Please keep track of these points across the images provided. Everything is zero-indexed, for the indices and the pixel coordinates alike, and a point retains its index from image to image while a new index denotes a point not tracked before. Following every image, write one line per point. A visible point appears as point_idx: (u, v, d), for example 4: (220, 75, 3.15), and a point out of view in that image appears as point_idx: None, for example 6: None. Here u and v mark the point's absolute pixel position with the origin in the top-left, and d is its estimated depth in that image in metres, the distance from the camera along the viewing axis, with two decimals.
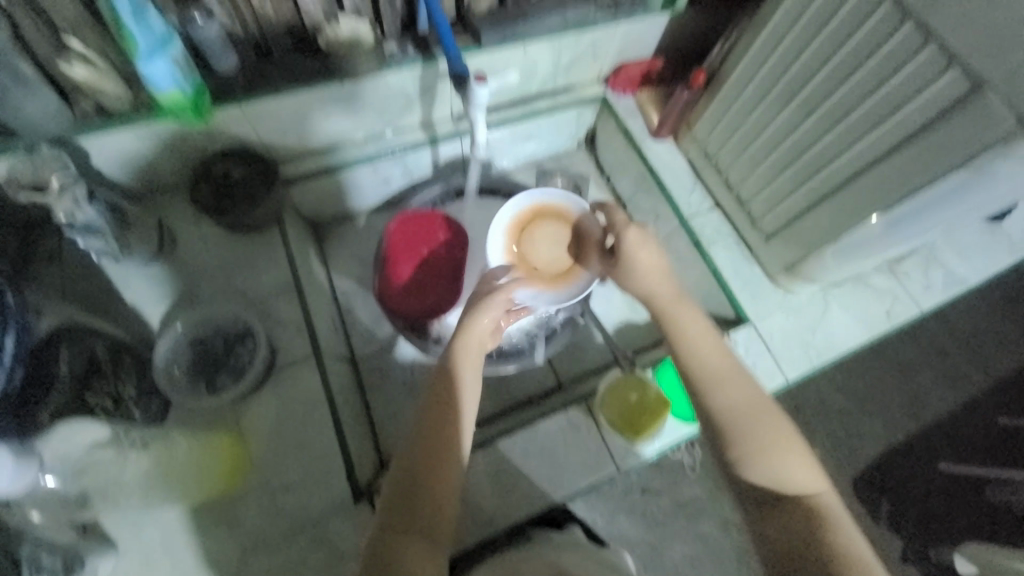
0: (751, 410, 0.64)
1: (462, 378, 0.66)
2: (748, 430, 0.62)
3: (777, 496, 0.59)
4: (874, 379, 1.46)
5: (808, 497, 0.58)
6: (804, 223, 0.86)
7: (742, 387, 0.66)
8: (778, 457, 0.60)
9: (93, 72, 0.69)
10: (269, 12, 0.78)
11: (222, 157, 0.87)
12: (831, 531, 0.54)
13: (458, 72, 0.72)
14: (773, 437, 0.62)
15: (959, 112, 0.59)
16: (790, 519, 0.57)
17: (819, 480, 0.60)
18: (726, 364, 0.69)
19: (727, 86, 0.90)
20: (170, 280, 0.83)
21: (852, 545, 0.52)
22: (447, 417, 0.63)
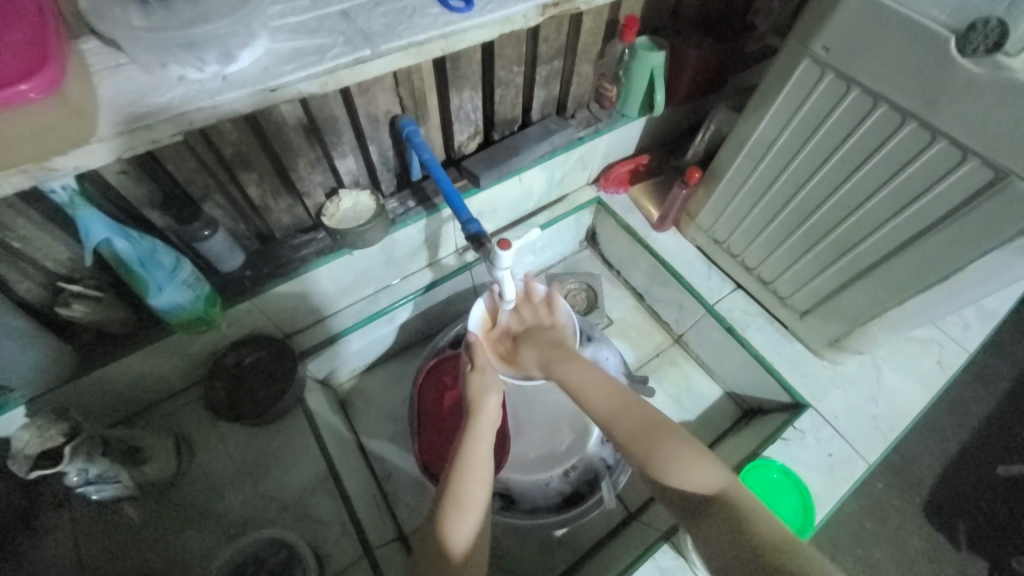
0: (647, 429, 0.60)
1: (468, 470, 0.63)
2: (644, 450, 0.58)
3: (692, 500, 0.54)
4: (934, 408, 1.40)
5: (721, 495, 0.53)
6: (840, 300, 0.84)
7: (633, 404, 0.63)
8: (674, 462, 0.56)
9: (93, 305, 0.65)
10: (271, 206, 0.76)
11: (233, 348, 0.82)
12: (746, 530, 0.49)
13: (475, 234, 0.72)
14: (670, 444, 0.58)
15: (990, 196, 0.59)
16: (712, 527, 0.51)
17: (724, 477, 0.54)
18: (606, 386, 0.65)
19: (723, 181, 0.91)
20: (195, 501, 0.77)
21: (768, 537, 0.48)
22: (459, 515, 0.60)
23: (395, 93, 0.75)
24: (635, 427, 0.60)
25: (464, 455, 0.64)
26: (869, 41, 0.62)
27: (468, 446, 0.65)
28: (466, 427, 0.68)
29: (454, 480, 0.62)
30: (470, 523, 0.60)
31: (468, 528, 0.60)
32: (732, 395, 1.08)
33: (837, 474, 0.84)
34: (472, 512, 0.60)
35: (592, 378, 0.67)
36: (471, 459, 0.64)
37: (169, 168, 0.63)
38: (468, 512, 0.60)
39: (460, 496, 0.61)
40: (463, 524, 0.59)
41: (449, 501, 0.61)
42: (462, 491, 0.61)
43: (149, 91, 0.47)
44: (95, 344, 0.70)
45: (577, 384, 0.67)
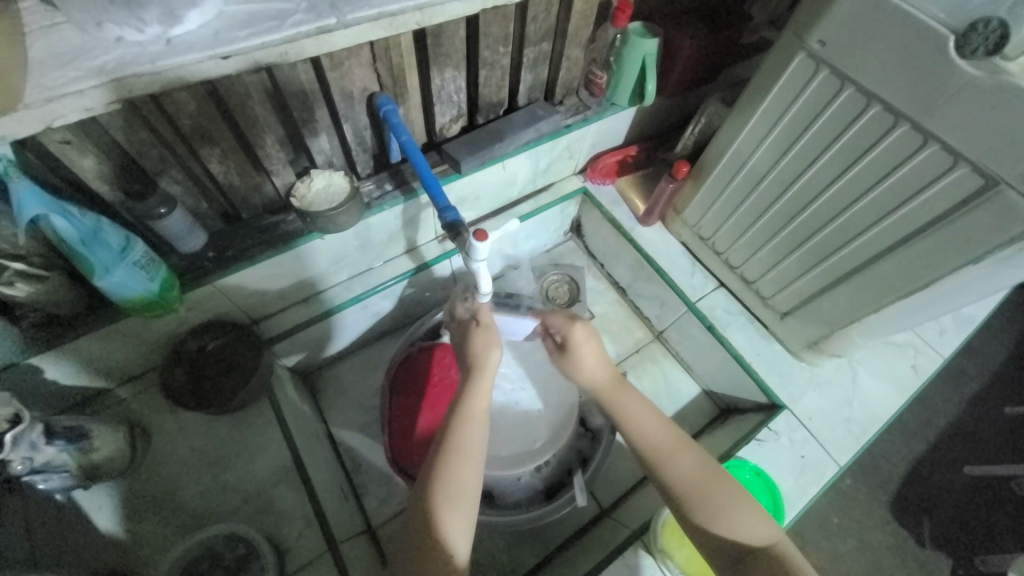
0: (710, 480, 0.61)
1: (471, 416, 0.61)
2: (707, 500, 0.60)
3: (742, 549, 0.56)
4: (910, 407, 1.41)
5: (772, 547, 0.56)
6: (822, 302, 0.83)
7: (696, 456, 0.63)
8: (735, 518, 0.58)
9: (38, 285, 0.61)
10: (236, 184, 0.72)
11: (194, 333, 0.78)
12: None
13: (452, 222, 0.69)
14: (734, 499, 0.60)
15: (977, 205, 0.58)
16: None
17: (774, 530, 0.58)
18: (670, 429, 0.65)
19: (711, 176, 0.89)
20: (149, 492, 0.73)
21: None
22: (465, 454, 0.58)
23: (371, 68, 0.70)
24: (699, 484, 0.61)
25: (464, 404, 0.62)
26: (866, 37, 0.60)
27: (470, 397, 0.62)
28: (467, 379, 0.65)
29: (456, 426, 0.59)
30: (471, 471, 0.57)
31: (472, 480, 0.57)
32: (709, 393, 1.08)
33: (807, 476, 0.84)
34: (473, 459, 0.58)
35: (652, 418, 0.66)
36: (472, 408, 0.61)
37: (119, 139, 0.58)
38: (472, 459, 0.57)
39: (462, 443, 0.58)
40: (464, 473, 0.56)
41: (451, 446, 0.58)
42: (463, 437, 0.59)
43: (80, 54, 0.43)
44: (40, 326, 0.65)
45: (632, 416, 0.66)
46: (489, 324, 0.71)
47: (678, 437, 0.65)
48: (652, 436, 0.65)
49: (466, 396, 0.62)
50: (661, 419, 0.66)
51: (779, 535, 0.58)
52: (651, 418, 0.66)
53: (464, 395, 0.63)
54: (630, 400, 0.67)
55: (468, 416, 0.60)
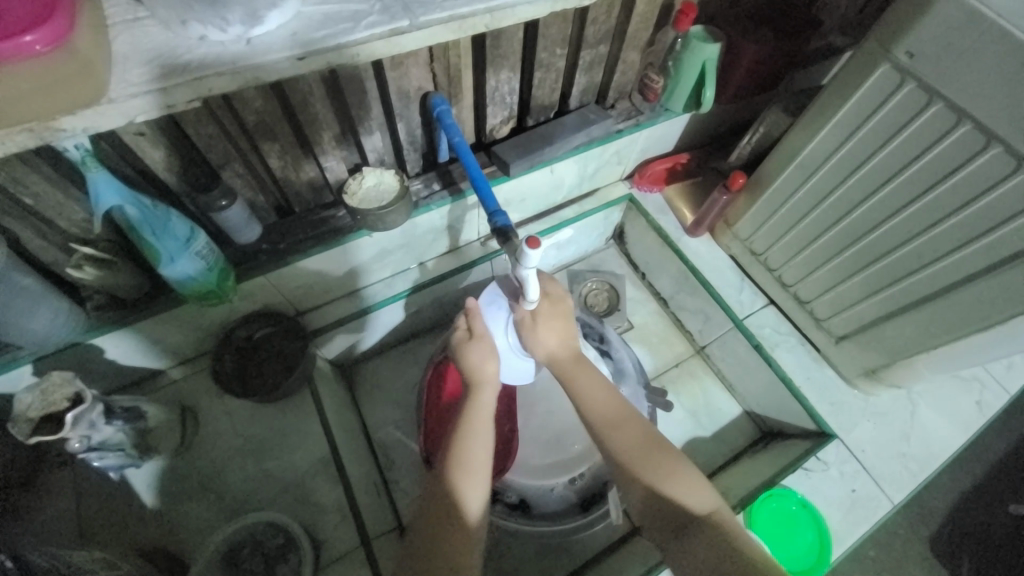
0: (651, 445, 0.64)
1: (472, 433, 0.63)
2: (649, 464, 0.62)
3: (685, 517, 0.58)
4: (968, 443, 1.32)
5: (712, 514, 0.58)
6: (884, 329, 0.79)
7: (642, 426, 0.66)
8: (678, 485, 0.60)
9: (105, 269, 0.63)
10: (291, 179, 0.73)
11: (244, 322, 0.80)
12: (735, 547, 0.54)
13: (502, 227, 0.68)
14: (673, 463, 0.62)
15: None
16: (704, 545, 0.55)
17: (713, 500, 0.60)
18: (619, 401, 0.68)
19: (769, 189, 0.85)
20: (197, 474, 0.76)
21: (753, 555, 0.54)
22: (466, 470, 0.61)
23: (429, 68, 0.70)
24: (644, 451, 0.63)
25: (466, 422, 0.65)
26: (959, 51, 0.56)
27: (471, 415, 0.65)
28: (470, 397, 0.67)
29: (459, 441, 0.63)
30: (474, 485, 0.61)
31: (476, 492, 0.61)
32: (751, 414, 1.04)
33: (858, 512, 0.80)
34: (476, 474, 0.61)
35: (601, 390, 0.68)
36: (473, 425, 0.64)
37: (188, 132, 0.59)
38: (475, 475, 0.61)
39: (463, 460, 0.62)
40: (467, 489, 0.60)
41: (453, 463, 0.62)
42: (465, 453, 0.62)
43: (164, 51, 0.44)
44: (106, 308, 0.68)
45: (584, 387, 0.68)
46: (482, 335, 0.70)
47: (626, 411, 0.67)
48: (601, 407, 0.67)
49: (467, 414, 0.65)
50: (612, 393, 0.69)
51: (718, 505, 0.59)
52: (603, 390, 0.69)
53: (466, 413, 0.66)
54: (585, 376, 0.69)
55: (471, 435, 0.63)
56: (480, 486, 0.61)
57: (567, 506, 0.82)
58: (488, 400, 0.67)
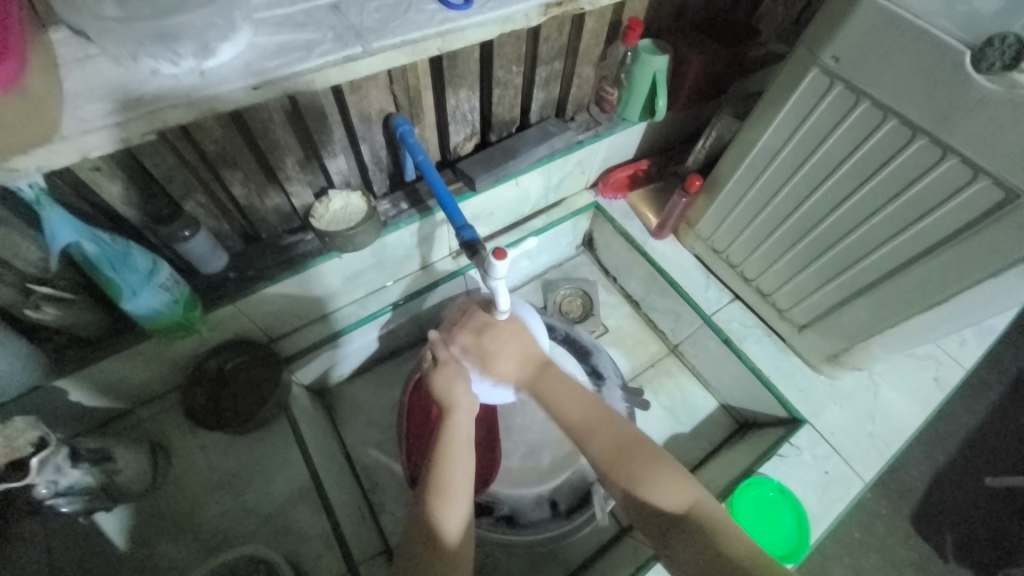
0: (624, 446, 0.62)
1: (451, 461, 0.63)
2: (621, 466, 0.60)
3: (663, 513, 0.56)
4: (934, 420, 1.38)
5: (692, 511, 0.56)
6: (840, 314, 0.83)
7: (615, 425, 0.64)
8: (654, 485, 0.58)
9: (65, 308, 0.62)
10: (257, 206, 0.73)
11: (215, 353, 0.79)
12: (715, 542, 0.53)
13: (469, 241, 0.69)
14: (643, 463, 0.60)
15: (999, 218, 0.58)
16: (687, 540, 0.54)
17: (695, 492, 0.58)
18: (591, 404, 0.66)
19: (724, 189, 0.89)
20: (172, 513, 0.73)
21: (733, 548, 0.52)
22: (444, 496, 0.60)
23: (389, 91, 0.72)
24: (616, 451, 0.61)
25: (445, 446, 0.64)
26: (880, 53, 0.60)
27: (449, 439, 0.65)
28: (444, 420, 0.67)
29: (438, 466, 0.62)
30: (453, 512, 0.60)
31: (456, 518, 0.60)
32: (727, 406, 1.07)
33: (832, 492, 0.83)
34: (457, 499, 0.61)
35: (572, 396, 0.67)
36: (453, 449, 0.64)
37: (146, 164, 0.59)
38: (456, 497, 0.61)
39: (443, 485, 0.61)
40: (448, 514, 0.59)
41: (431, 490, 0.61)
42: (445, 478, 0.62)
43: (118, 86, 0.44)
44: (67, 348, 0.66)
45: (552, 396, 0.68)
46: (449, 359, 0.70)
47: (599, 409, 0.66)
48: (570, 415, 0.66)
49: (445, 438, 0.65)
50: (583, 396, 0.67)
51: (699, 495, 0.57)
52: (574, 395, 0.67)
53: (441, 437, 0.65)
54: (552, 380, 0.69)
55: (448, 462, 0.62)
56: (460, 512, 0.60)
57: (553, 511, 0.82)
58: (465, 422, 0.67)
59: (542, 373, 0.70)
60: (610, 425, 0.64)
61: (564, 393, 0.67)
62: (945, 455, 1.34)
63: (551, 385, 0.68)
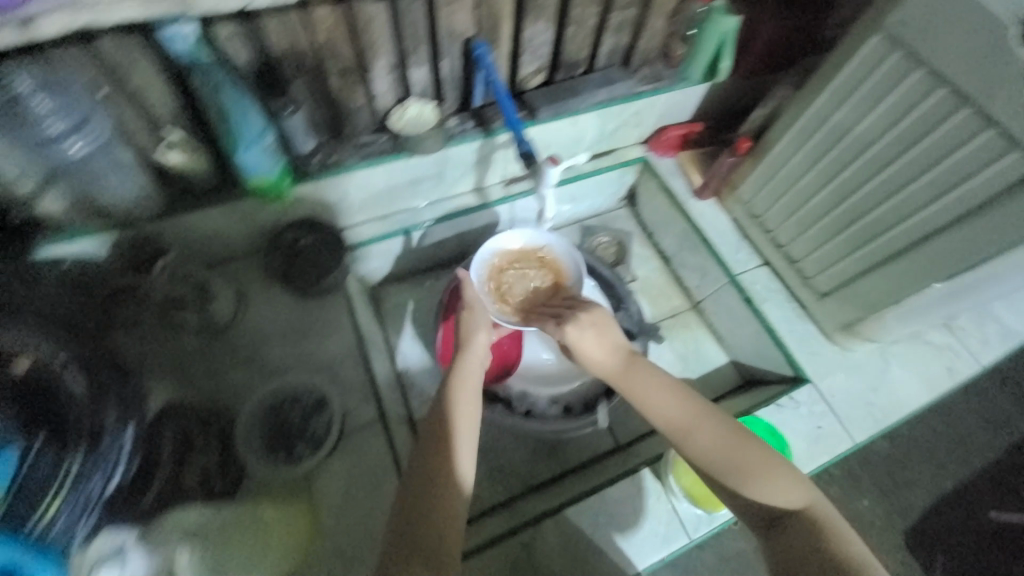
0: (733, 442, 0.66)
1: (457, 398, 0.70)
2: (732, 464, 0.64)
3: (777, 512, 0.62)
4: (951, 436, 1.38)
5: (805, 507, 0.61)
6: (861, 283, 0.87)
7: (717, 420, 0.68)
8: (767, 484, 0.62)
9: (187, 155, 0.74)
10: (346, 100, 0.84)
11: (294, 225, 0.90)
12: (829, 539, 0.58)
13: (527, 152, 0.77)
14: (754, 457, 0.64)
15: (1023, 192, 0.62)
16: (801, 539, 0.59)
17: (807, 492, 0.62)
18: (696, 409, 0.69)
19: (772, 151, 0.93)
20: (239, 348, 0.85)
21: (850, 551, 0.56)
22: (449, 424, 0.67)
23: (474, 11, 0.80)
24: (726, 448, 0.65)
25: (455, 380, 0.72)
26: (937, 21, 0.64)
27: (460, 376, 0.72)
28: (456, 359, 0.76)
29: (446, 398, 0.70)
30: (461, 439, 0.67)
31: (464, 444, 0.66)
32: (737, 364, 1.13)
33: (821, 444, 0.89)
34: (465, 428, 0.68)
35: (668, 397, 0.71)
36: (462, 385, 0.72)
37: (268, 42, 0.70)
38: (462, 440, 0.66)
39: (453, 415, 0.68)
40: (457, 438, 0.66)
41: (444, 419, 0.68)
42: (454, 411, 0.69)
43: None
44: (180, 193, 0.79)
45: (641, 391, 0.72)
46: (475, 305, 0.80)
47: (693, 404, 0.70)
48: (666, 410, 0.70)
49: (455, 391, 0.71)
50: (674, 391, 0.71)
51: (812, 496, 0.62)
52: (666, 393, 0.71)
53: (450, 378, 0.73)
54: (636, 376, 0.74)
55: (457, 398, 0.70)
56: (463, 438, 0.67)
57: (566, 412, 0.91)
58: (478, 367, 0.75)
59: (635, 371, 0.75)
60: (721, 430, 0.67)
61: (656, 388, 0.72)
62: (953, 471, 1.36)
63: (634, 380, 0.73)
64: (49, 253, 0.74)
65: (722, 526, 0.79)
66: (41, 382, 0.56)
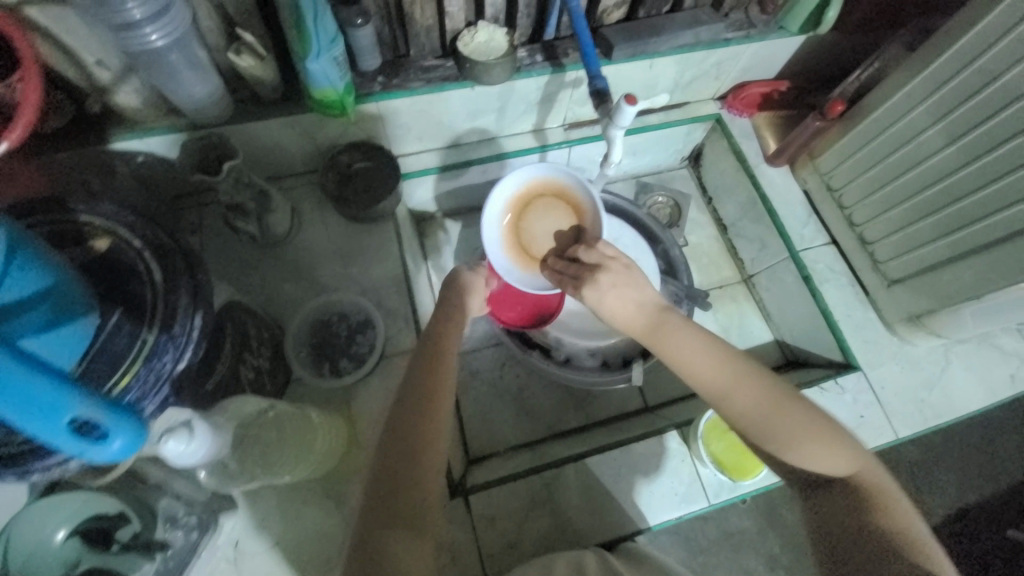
0: (781, 411, 0.57)
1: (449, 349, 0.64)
2: (780, 438, 0.57)
3: (824, 481, 0.58)
4: (993, 449, 1.32)
5: (852, 474, 0.57)
6: (940, 273, 0.81)
7: (764, 384, 0.59)
8: (816, 457, 0.56)
9: (257, 60, 0.72)
10: (417, 15, 0.80)
11: (349, 148, 0.90)
12: (878, 512, 0.55)
13: (601, 89, 0.73)
14: (804, 431, 0.57)
15: None
16: (849, 508, 0.56)
17: (857, 457, 0.57)
18: (739, 375, 0.59)
19: (874, 115, 0.85)
20: (292, 263, 0.87)
21: (903, 528, 0.53)
22: (427, 366, 0.61)
23: None
24: (772, 419, 0.57)
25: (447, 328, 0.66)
26: None
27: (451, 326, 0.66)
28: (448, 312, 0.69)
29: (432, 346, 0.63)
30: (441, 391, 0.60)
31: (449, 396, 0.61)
32: (782, 344, 1.09)
33: (862, 434, 0.86)
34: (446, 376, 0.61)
35: (706, 360, 0.61)
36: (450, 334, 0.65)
37: None
38: (442, 385, 0.60)
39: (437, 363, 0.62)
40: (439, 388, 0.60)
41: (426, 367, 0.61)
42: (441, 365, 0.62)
43: None
44: (248, 102, 0.80)
45: (675, 354, 0.62)
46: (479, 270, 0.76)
47: (738, 370, 0.60)
48: (699, 373, 0.61)
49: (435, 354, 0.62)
50: (713, 350, 0.61)
51: (862, 461, 0.58)
52: (705, 355, 0.61)
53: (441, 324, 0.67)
54: (669, 335, 0.64)
55: (444, 348, 0.63)
56: (443, 377, 0.61)
57: (602, 366, 0.91)
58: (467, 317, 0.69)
59: (673, 327, 0.64)
60: (767, 399, 0.58)
61: (695, 349, 0.62)
62: (990, 484, 1.30)
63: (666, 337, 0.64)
64: (123, 147, 0.76)
65: (746, 494, 0.79)
66: (116, 263, 0.58)
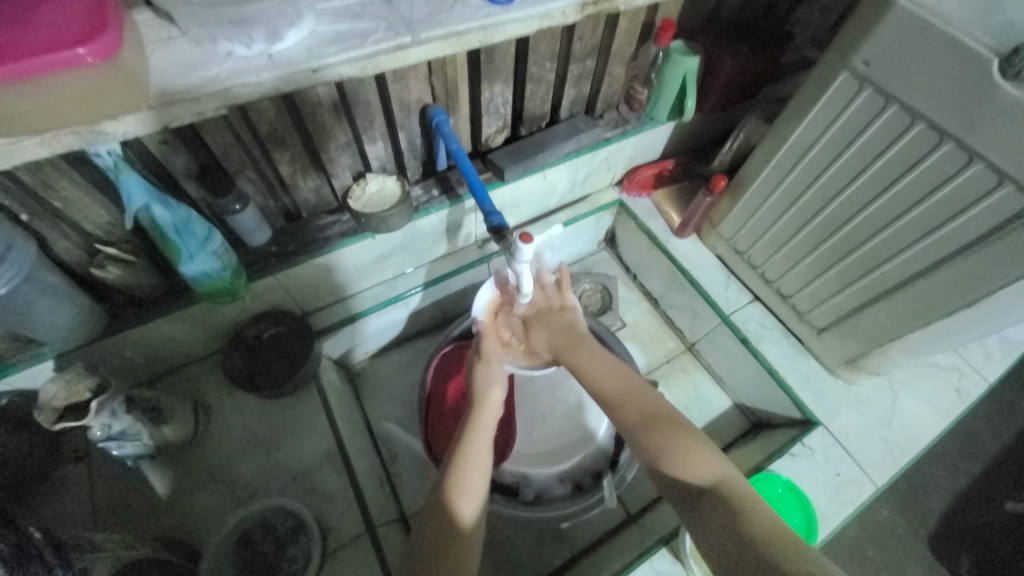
0: (655, 415, 0.61)
1: (479, 436, 0.65)
2: (652, 434, 0.59)
3: (692, 484, 0.54)
4: (974, 444, 1.32)
5: (720, 484, 0.53)
6: (858, 319, 0.84)
7: (649, 396, 0.64)
8: (682, 454, 0.56)
9: (126, 268, 0.68)
10: (300, 185, 0.78)
11: (253, 322, 0.84)
12: (739, 511, 0.50)
13: (498, 226, 0.72)
14: (672, 430, 0.59)
15: (1012, 230, 0.60)
16: (712, 509, 0.51)
17: (724, 469, 0.55)
18: (628, 381, 0.66)
19: (751, 188, 0.90)
20: (206, 468, 0.79)
21: (763, 526, 0.48)
22: (467, 456, 0.63)
23: (428, 82, 0.76)
24: (647, 416, 0.61)
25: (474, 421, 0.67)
26: (907, 60, 0.62)
27: (478, 420, 0.67)
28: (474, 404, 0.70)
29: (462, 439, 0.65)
30: (476, 480, 0.61)
31: (474, 493, 0.60)
32: (741, 405, 1.08)
33: (843, 494, 0.83)
34: (479, 474, 0.62)
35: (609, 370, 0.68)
36: (478, 426, 0.66)
37: (207, 141, 0.65)
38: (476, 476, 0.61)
39: (468, 455, 0.63)
40: (468, 480, 0.61)
41: (458, 460, 0.62)
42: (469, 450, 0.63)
43: (198, 64, 0.49)
44: (126, 306, 0.73)
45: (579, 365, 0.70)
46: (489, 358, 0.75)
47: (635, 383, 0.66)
48: (598, 380, 0.67)
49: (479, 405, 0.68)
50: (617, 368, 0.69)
51: (729, 475, 0.55)
52: (609, 369, 0.68)
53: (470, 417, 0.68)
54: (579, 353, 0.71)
55: (478, 437, 0.65)
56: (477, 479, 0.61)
57: (573, 490, 0.85)
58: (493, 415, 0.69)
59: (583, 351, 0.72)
60: (653, 404, 0.63)
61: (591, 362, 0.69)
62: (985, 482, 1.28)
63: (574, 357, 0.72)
64: None
65: None
66: None
